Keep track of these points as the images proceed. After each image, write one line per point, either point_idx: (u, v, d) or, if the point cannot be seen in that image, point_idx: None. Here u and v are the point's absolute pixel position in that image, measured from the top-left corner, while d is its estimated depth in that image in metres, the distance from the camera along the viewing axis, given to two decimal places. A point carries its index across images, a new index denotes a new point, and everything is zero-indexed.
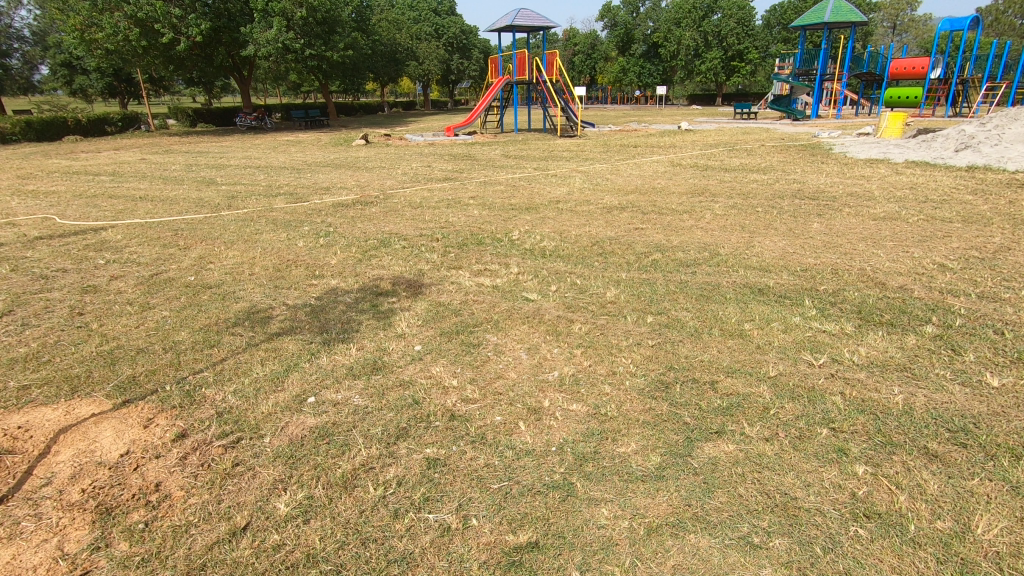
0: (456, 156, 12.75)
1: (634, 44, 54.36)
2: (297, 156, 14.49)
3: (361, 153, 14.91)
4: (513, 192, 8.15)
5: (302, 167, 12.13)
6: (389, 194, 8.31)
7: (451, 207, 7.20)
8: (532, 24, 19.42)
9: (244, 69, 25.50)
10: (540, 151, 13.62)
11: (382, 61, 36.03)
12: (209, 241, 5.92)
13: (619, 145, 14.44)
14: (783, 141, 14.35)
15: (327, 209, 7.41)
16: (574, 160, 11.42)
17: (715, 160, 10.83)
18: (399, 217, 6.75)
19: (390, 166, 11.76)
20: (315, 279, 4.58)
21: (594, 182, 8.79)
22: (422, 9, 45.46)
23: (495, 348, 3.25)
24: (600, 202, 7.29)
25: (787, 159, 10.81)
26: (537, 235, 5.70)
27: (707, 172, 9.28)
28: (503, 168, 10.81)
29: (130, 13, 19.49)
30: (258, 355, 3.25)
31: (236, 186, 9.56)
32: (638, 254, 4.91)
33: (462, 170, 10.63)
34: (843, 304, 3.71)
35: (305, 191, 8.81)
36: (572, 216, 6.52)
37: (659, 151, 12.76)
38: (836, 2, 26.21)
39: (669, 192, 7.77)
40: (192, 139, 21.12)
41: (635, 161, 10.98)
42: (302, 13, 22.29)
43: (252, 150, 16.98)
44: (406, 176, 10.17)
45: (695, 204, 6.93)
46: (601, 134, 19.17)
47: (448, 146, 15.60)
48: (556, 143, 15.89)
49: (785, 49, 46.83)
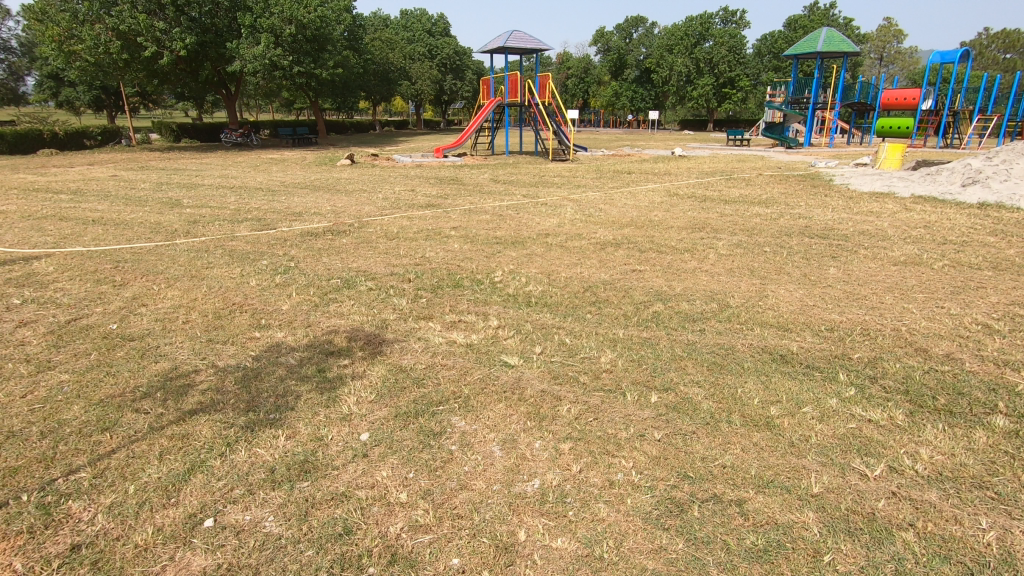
0: (442, 180, 12.20)
1: (627, 69, 54.76)
2: (277, 176, 13.91)
3: (344, 174, 14.35)
4: (499, 222, 7.57)
5: (279, 188, 11.56)
6: (366, 221, 7.71)
7: (429, 240, 6.59)
8: (525, 46, 19.08)
9: (231, 85, 25.02)
10: (531, 176, 13.14)
11: (373, 80, 35.79)
12: (150, 276, 5.23)
13: (612, 171, 13.98)
14: (781, 171, 13.95)
15: (294, 239, 6.77)
16: (565, 187, 10.91)
17: (712, 190, 10.34)
18: (371, 250, 6.11)
19: (372, 189, 11.18)
20: (258, 331, 3.90)
21: (585, 211, 8.25)
22: (416, 30, 45.53)
23: (461, 439, 2.59)
24: (593, 236, 6.71)
25: (787, 190, 10.35)
26: (523, 276, 5.08)
27: (705, 204, 8.80)
28: (490, 194, 10.27)
29: (112, 26, 18.98)
30: (157, 445, 2.56)
31: (203, 209, 8.93)
32: (636, 305, 4.28)
33: (447, 196, 10.08)
34: (885, 380, 3.08)
35: (275, 216, 8.20)
36: (562, 253, 5.93)
37: (653, 178, 12.31)
38: (829, 33, 26.26)
39: (666, 226, 7.23)
40: (172, 155, 20.50)
41: (629, 189, 10.50)
42: (291, 30, 21.89)
43: (232, 168, 16.38)
44: (387, 201, 9.60)
45: (696, 241, 6.37)
46: (594, 158, 18.79)
47: (435, 169, 15.09)
48: (547, 167, 15.42)
49: (776, 77, 47.24)
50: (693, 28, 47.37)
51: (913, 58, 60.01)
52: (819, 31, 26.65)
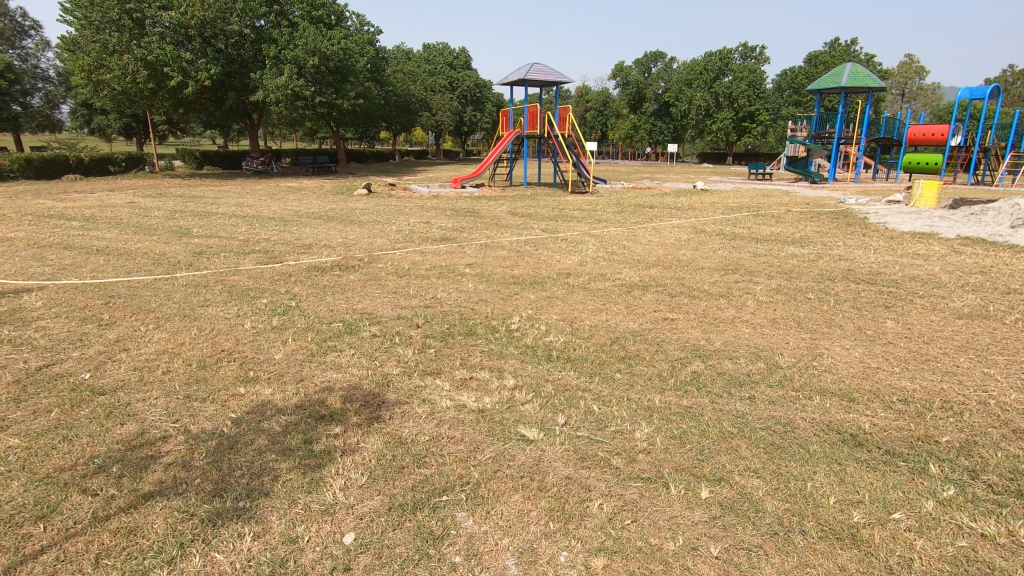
0: (459, 212, 11.90)
1: (646, 102, 55.02)
2: (293, 205, 13.75)
3: (360, 204, 14.19)
4: (517, 259, 7.16)
5: (293, 217, 11.34)
6: (376, 256, 7.36)
7: (442, 278, 6.18)
8: (545, 78, 19.02)
9: (254, 115, 25.40)
10: (549, 209, 12.79)
11: (394, 110, 36.27)
12: (140, 314, 4.87)
13: (634, 205, 13.60)
14: (810, 208, 13.41)
15: (299, 274, 6.40)
16: (585, 222, 10.52)
17: (741, 227, 9.86)
18: (379, 289, 5.70)
19: (386, 220, 10.90)
20: (244, 385, 3.46)
21: (608, 249, 7.81)
22: (438, 63, 46.36)
23: (468, 546, 2.09)
24: (618, 276, 6.24)
25: (820, 228, 9.83)
26: (542, 323, 4.60)
27: (735, 243, 8.31)
28: (507, 228, 9.90)
29: (141, 56, 19.42)
30: (98, 543, 2.10)
31: (212, 239, 8.69)
32: (673, 363, 3.76)
33: (463, 229, 9.73)
34: (987, 475, 2.52)
35: (284, 248, 7.90)
36: (584, 296, 5.46)
37: (677, 213, 11.86)
38: (853, 68, 25.96)
39: (696, 267, 6.75)
40: (192, 182, 20.66)
41: (653, 225, 10.07)
42: (314, 62, 22.22)
43: (250, 196, 16.35)
44: (400, 233, 9.27)
45: (731, 285, 5.86)
46: (613, 191, 18.46)
47: (453, 200, 14.85)
48: (566, 200, 15.09)
49: (797, 111, 46.98)
50: (713, 63, 47.54)
51: (936, 94, 59.45)
52: (843, 66, 26.38)
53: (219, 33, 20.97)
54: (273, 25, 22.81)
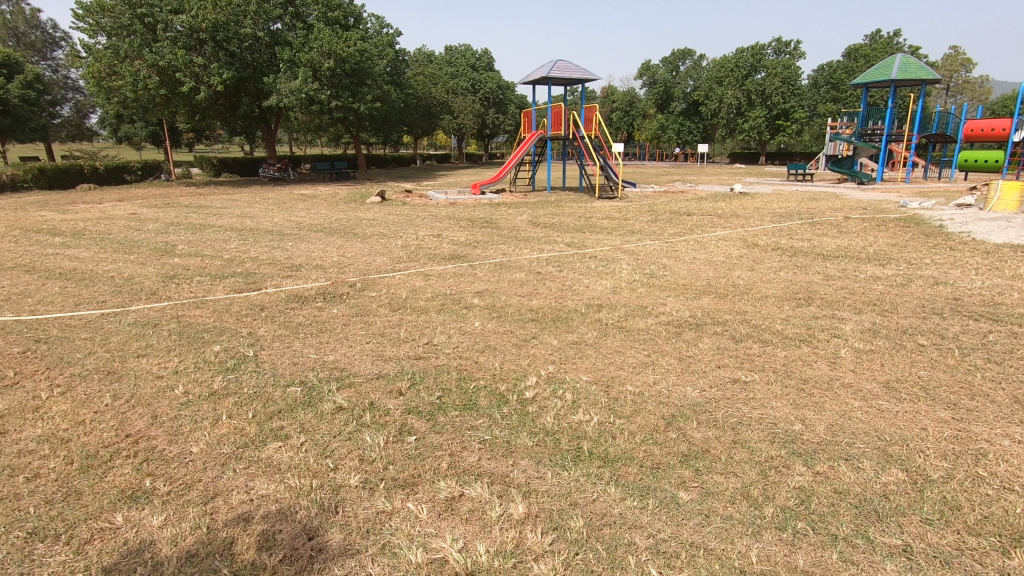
0: (475, 223, 10.81)
1: (673, 101, 53.23)
2: (299, 216, 12.86)
3: (371, 213, 13.24)
4: (537, 284, 5.99)
5: (293, 230, 10.40)
6: (372, 280, 6.29)
7: (442, 312, 5.03)
8: (569, 75, 17.78)
9: (271, 121, 24.82)
10: (575, 217, 11.61)
11: (414, 113, 35.51)
12: (55, 370, 3.84)
13: (669, 212, 12.30)
14: (870, 214, 11.93)
15: (274, 307, 5.33)
16: (616, 233, 9.28)
17: (798, 239, 8.51)
18: (363, 329, 4.58)
19: (394, 232, 9.86)
20: (128, 508, 2.35)
21: (645, 269, 6.58)
22: (460, 65, 45.50)
23: None
24: (662, 310, 5.01)
25: (893, 241, 8.41)
26: (568, 389, 3.41)
27: (796, 261, 7.01)
28: (527, 241, 8.75)
29: (152, 62, 18.93)
30: None
31: (194, 257, 7.73)
32: (763, 473, 2.52)
33: (478, 243, 8.61)
34: None
35: (268, 271, 6.88)
36: (622, 340, 4.23)
37: (719, 222, 10.54)
38: (903, 59, 24.07)
39: (757, 295, 5.47)
40: (205, 191, 20.09)
41: (694, 236, 8.81)
42: (329, 64, 21.46)
43: (258, 204, 15.57)
44: (402, 249, 8.19)
45: (811, 323, 4.59)
46: (644, 195, 17.15)
47: (470, 208, 13.79)
48: (593, 206, 13.87)
49: (835, 108, 44.69)
50: (744, 59, 45.62)
51: (986, 87, 56.02)
52: (892, 57, 24.47)
53: (232, 37, 20.37)
54: (288, 28, 22.15)
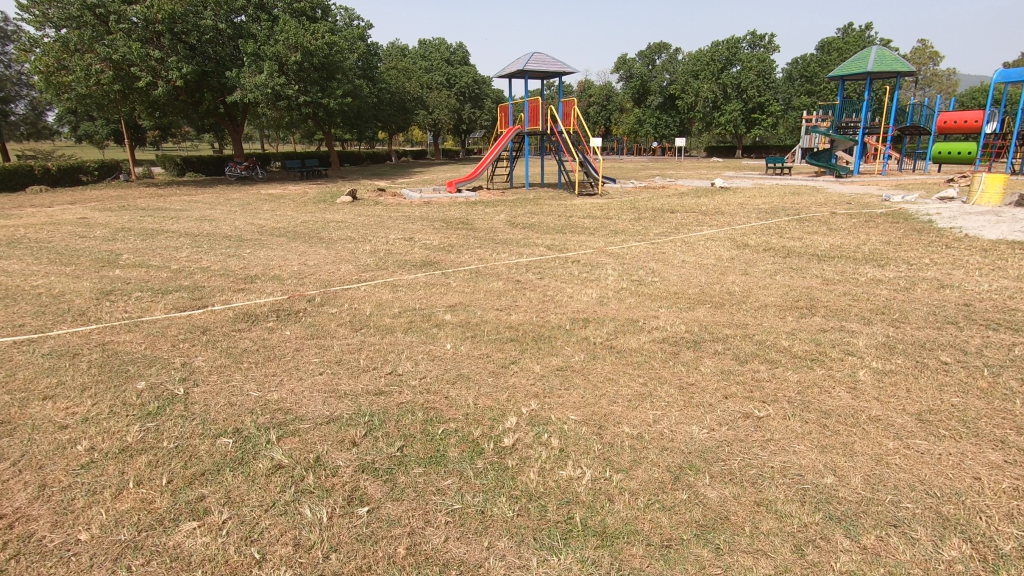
0: (450, 224, 10.24)
1: (650, 95, 53.08)
2: (263, 218, 12.11)
3: (341, 213, 12.56)
4: (516, 295, 5.46)
5: (255, 234, 9.70)
6: (336, 292, 5.70)
7: (410, 332, 4.47)
8: (546, 68, 17.23)
9: (236, 117, 23.79)
10: (555, 216, 11.11)
11: (388, 109, 34.61)
12: None
13: (652, 210, 11.89)
14: (856, 208, 11.68)
15: (219, 327, 4.71)
16: (598, 234, 8.79)
17: (789, 238, 8.13)
18: (316, 357, 3.99)
19: (363, 236, 9.23)
20: None
21: (632, 275, 6.10)
22: (435, 59, 44.60)
23: None
24: (655, 325, 4.52)
25: (885, 238, 8.08)
26: (555, 432, 2.88)
27: (790, 261, 6.62)
28: (506, 244, 8.22)
29: (105, 56, 17.87)
30: None
31: (138, 269, 7.03)
32: (798, 552, 2.03)
33: (454, 247, 8.04)
34: None
35: (218, 283, 6.22)
36: (613, 364, 3.71)
37: (704, 219, 10.13)
38: (879, 52, 24.06)
39: (755, 304, 5.02)
40: (166, 192, 19.10)
41: (681, 236, 8.39)
42: (296, 58, 20.56)
43: (221, 206, 14.75)
44: (370, 255, 7.59)
45: (819, 338, 4.15)
46: (624, 191, 16.75)
47: (445, 207, 13.20)
48: (574, 204, 13.40)
49: (809, 101, 45.00)
50: (720, 52, 45.61)
51: (952, 80, 57.15)
52: (868, 50, 24.47)
53: (191, 29, 19.34)
54: (252, 20, 21.17)
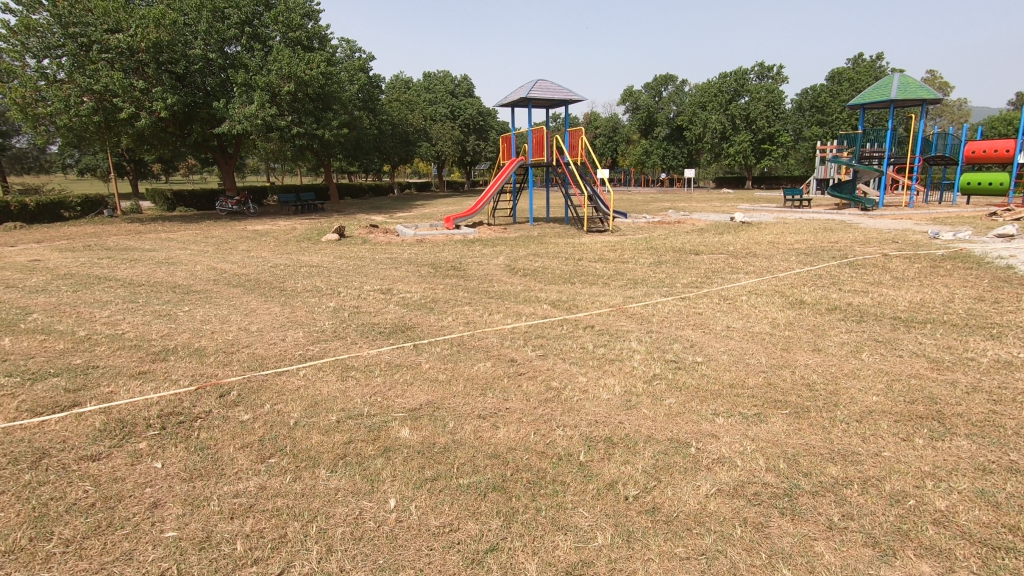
0: (439, 269, 8.82)
1: (657, 126, 52.32)
2: (233, 260, 10.75)
3: (320, 255, 11.19)
4: (506, 389, 3.91)
5: (209, 283, 8.28)
6: (266, 382, 4.19)
7: (340, 468, 2.91)
8: (551, 96, 16.02)
9: (229, 149, 22.86)
10: (561, 259, 9.67)
11: (389, 141, 33.78)
12: None
13: (672, 251, 10.41)
14: (908, 249, 10.19)
15: (61, 453, 3.16)
16: (614, 284, 7.31)
17: (851, 292, 6.60)
18: (172, 529, 2.44)
19: (333, 286, 7.79)
20: None
21: (666, 352, 4.56)
22: (439, 90, 44.13)
23: None
24: (716, 457, 2.94)
25: (972, 292, 6.52)
26: None
27: (868, 329, 5.08)
28: (502, 299, 6.75)
29: (85, 86, 16.94)
30: None
31: (35, 336, 5.59)
32: None
33: (438, 303, 6.57)
34: None
35: (117, 362, 4.72)
36: (665, 564, 2.15)
37: (736, 264, 8.66)
38: (902, 79, 22.91)
39: (854, 410, 3.45)
40: (147, 228, 17.93)
41: (716, 288, 6.89)
42: (289, 88, 19.62)
43: (195, 245, 13.47)
44: (330, 315, 6.12)
45: (987, 490, 2.57)
46: (637, 227, 15.41)
47: (439, 247, 11.86)
48: (582, 243, 11.98)
49: (821, 132, 43.96)
50: (728, 84, 44.97)
51: (964, 110, 56.08)
52: (891, 76, 23.26)
53: (178, 59, 18.46)
54: (245, 50, 20.29)
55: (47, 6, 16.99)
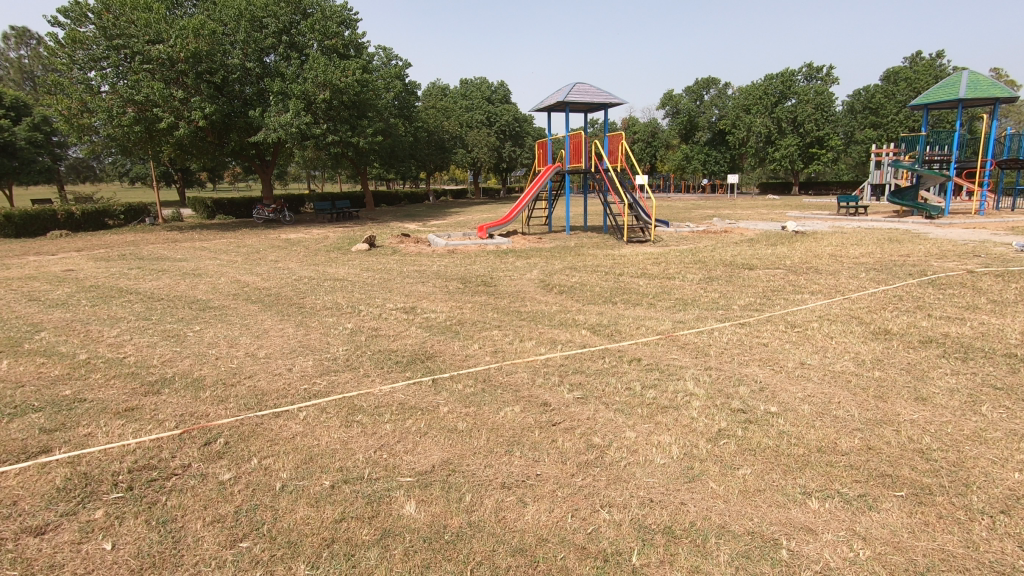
0: (468, 285, 8.21)
1: (698, 131, 50.80)
2: (258, 272, 10.44)
3: (347, 267, 10.76)
4: (538, 447, 3.21)
5: (228, 298, 7.90)
6: (261, 426, 3.62)
7: (326, 564, 2.29)
8: (590, 100, 15.30)
9: (266, 157, 23.00)
10: (600, 273, 8.95)
11: (425, 148, 33.66)
12: None
13: (722, 265, 9.55)
14: (995, 265, 9.01)
15: (5, 524, 2.64)
16: (661, 306, 6.52)
17: (945, 319, 5.63)
18: None
19: (354, 303, 7.27)
20: None
21: (732, 399, 3.79)
22: (475, 97, 43.96)
23: None
24: (820, 569, 2.18)
25: None
26: None
27: (980, 371, 4.17)
28: (535, 321, 6.07)
29: (127, 97, 17.19)
30: None
31: (35, 359, 5.21)
32: None
33: (464, 326, 5.95)
34: None
35: (106, 395, 4.25)
36: None
37: (797, 283, 7.73)
38: (972, 76, 21.20)
39: (995, 497, 2.62)
40: (185, 237, 18.05)
41: (780, 312, 6.04)
42: (324, 96, 19.54)
43: (226, 255, 13.30)
44: (347, 339, 5.56)
45: None
46: (681, 237, 14.49)
47: (470, 259, 11.28)
48: (622, 254, 11.20)
49: (875, 135, 41.68)
50: (773, 86, 43.29)
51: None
52: (957, 75, 21.56)
53: (217, 68, 18.61)
54: (282, 59, 20.34)
55: (93, 19, 17.35)
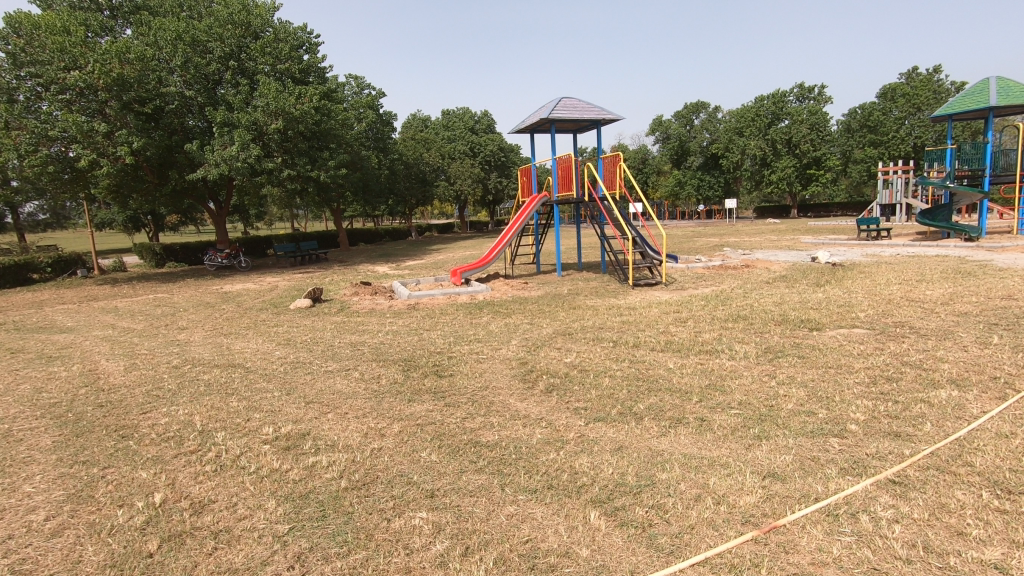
0: (411, 375, 5.47)
1: (690, 156, 49.02)
2: (143, 351, 7.63)
3: (265, 338, 8.00)
4: None
5: (34, 414, 5.06)
6: None
7: None
8: (578, 115, 12.86)
9: (218, 196, 20.43)
10: (606, 345, 6.22)
11: (402, 181, 31.34)
12: None
13: (774, 324, 6.84)
14: None
15: None
16: (726, 429, 3.72)
17: None
18: None
19: (215, 424, 4.46)
20: None
21: None
22: (458, 128, 42.06)
23: None
24: None
25: None
26: None
27: None
28: (501, 478, 3.29)
29: (38, 131, 14.62)
30: None
31: None
32: None
33: (367, 497, 3.16)
34: None
35: None
36: None
37: (909, 362, 4.98)
38: (1001, 81, 19.08)
39: None
40: (110, 293, 15.28)
41: (951, 447, 3.27)
42: (276, 125, 17.11)
43: (130, 320, 10.48)
44: (116, 556, 2.74)
45: None
46: (697, 277, 11.88)
47: (429, 320, 8.55)
48: (630, 307, 8.52)
49: (876, 153, 39.80)
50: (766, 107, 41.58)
51: None
52: (984, 81, 19.45)
53: (151, 97, 16.16)
54: (230, 86, 18.00)
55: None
